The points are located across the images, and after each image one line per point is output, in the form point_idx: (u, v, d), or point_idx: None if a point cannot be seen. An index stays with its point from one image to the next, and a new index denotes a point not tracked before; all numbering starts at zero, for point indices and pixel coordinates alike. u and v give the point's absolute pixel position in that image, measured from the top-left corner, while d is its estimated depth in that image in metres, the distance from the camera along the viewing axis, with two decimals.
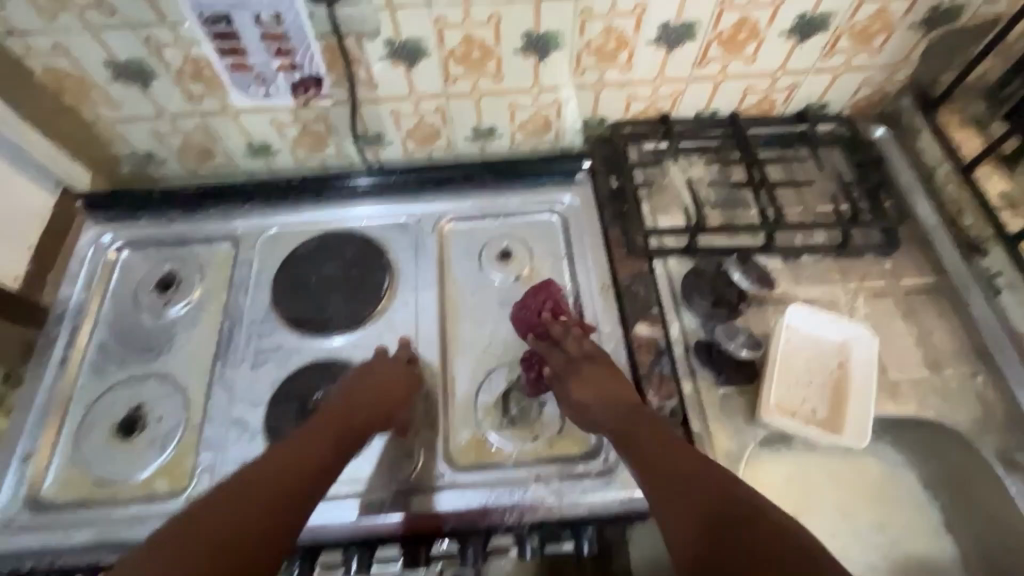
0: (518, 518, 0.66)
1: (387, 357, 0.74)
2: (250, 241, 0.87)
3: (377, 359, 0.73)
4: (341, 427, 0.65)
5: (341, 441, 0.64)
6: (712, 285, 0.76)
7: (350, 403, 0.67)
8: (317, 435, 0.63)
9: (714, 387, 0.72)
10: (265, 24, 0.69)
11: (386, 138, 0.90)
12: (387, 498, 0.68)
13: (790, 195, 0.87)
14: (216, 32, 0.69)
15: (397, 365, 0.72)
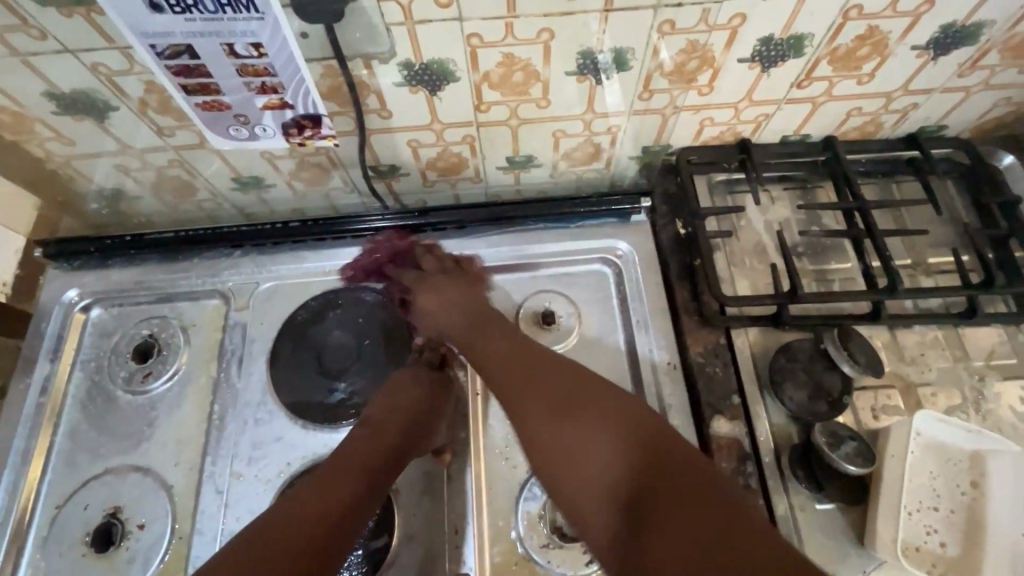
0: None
1: (414, 368, 0.66)
2: (241, 297, 0.73)
3: (408, 372, 0.66)
4: (377, 443, 0.60)
5: (375, 468, 0.58)
6: (807, 368, 0.62)
7: (387, 413, 0.62)
8: (348, 460, 0.58)
9: (812, 504, 0.58)
10: (241, 57, 0.53)
11: (402, 170, 0.74)
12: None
13: (896, 244, 0.71)
14: (180, 68, 0.54)
15: (423, 376, 0.66)
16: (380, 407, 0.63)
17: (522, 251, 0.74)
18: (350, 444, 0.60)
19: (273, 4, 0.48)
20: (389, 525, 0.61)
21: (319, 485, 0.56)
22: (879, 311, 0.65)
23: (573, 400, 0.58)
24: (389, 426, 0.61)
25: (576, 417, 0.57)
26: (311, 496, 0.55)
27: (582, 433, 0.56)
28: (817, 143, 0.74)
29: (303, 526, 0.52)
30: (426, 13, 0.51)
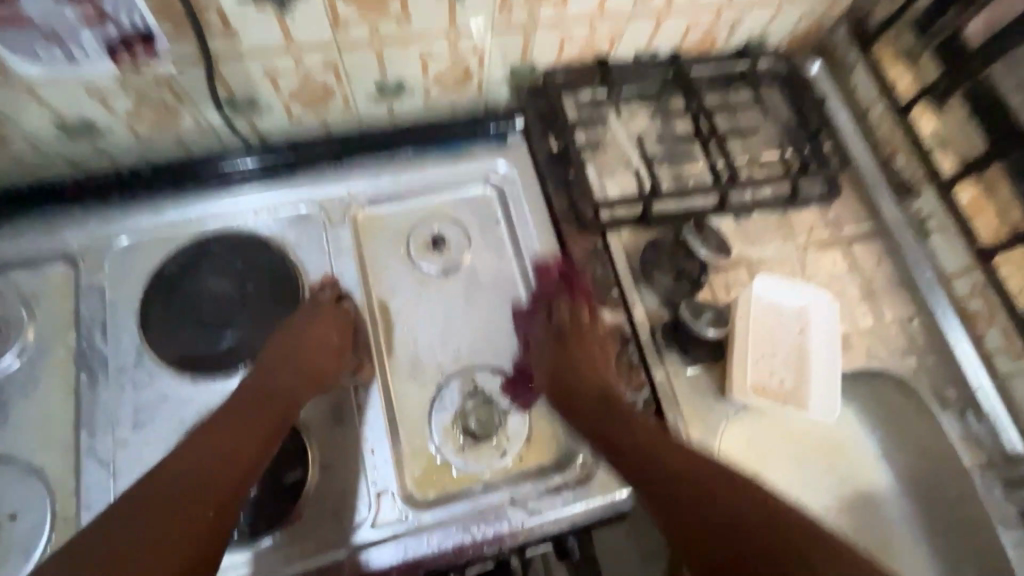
0: (489, 546, 0.60)
1: (309, 303, 0.65)
2: (92, 258, 0.65)
3: (302, 312, 0.64)
4: (263, 391, 0.59)
5: (274, 412, 0.58)
6: (671, 256, 0.70)
7: (282, 356, 0.61)
8: (244, 408, 0.57)
9: (682, 370, 0.67)
10: None
11: (262, 104, 0.69)
12: (322, 562, 0.58)
13: (736, 145, 0.81)
14: None
15: (320, 312, 0.64)
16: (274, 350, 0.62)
17: (405, 180, 0.74)
18: (238, 396, 0.58)
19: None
20: (302, 459, 0.61)
21: (202, 444, 0.53)
22: (725, 201, 0.74)
23: (636, 433, 0.59)
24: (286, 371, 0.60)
25: (638, 434, 0.59)
26: (194, 456, 0.52)
27: (647, 458, 0.56)
28: (665, 59, 0.81)
29: (189, 488, 0.50)
30: None
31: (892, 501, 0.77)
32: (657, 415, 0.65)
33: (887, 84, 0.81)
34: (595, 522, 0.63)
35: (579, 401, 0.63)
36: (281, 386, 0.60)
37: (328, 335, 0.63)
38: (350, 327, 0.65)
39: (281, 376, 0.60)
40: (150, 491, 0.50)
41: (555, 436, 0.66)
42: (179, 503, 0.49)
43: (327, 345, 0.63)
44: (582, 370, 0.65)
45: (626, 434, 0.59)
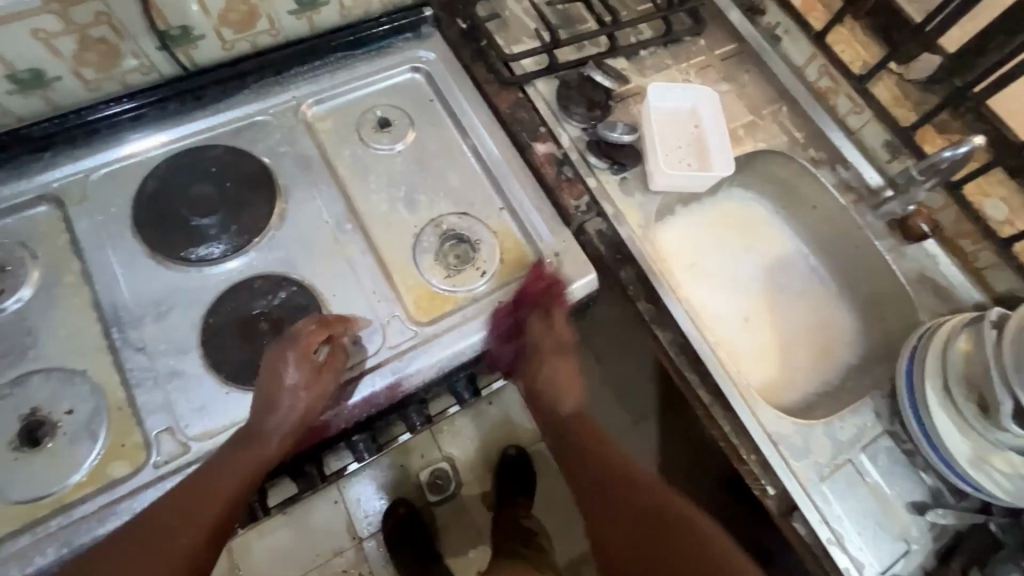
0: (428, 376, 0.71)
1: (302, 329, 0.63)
2: (74, 194, 0.71)
3: (297, 339, 0.62)
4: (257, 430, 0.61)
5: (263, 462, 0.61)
6: (581, 92, 0.84)
7: (276, 390, 0.61)
8: (235, 456, 0.60)
9: (612, 177, 0.81)
10: None
11: (195, 31, 0.76)
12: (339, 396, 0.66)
13: (614, 2, 0.95)
14: None
15: (314, 349, 0.63)
16: (274, 383, 0.61)
17: (339, 79, 0.83)
18: (239, 445, 0.60)
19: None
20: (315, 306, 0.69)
21: (213, 493, 0.59)
22: (614, 42, 0.88)
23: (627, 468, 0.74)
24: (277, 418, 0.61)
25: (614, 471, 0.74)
26: (183, 504, 0.58)
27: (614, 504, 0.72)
28: None
29: (176, 527, 0.58)
30: None
31: (800, 258, 0.96)
32: (599, 214, 0.79)
33: None
34: (569, 304, 0.76)
35: (565, 424, 0.79)
36: (273, 425, 0.61)
37: (304, 365, 0.62)
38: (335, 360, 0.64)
39: (275, 416, 0.61)
40: (163, 512, 0.58)
41: (524, 250, 0.78)
42: (173, 545, 0.57)
43: (314, 382, 0.62)
44: (552, 369, 0.78)
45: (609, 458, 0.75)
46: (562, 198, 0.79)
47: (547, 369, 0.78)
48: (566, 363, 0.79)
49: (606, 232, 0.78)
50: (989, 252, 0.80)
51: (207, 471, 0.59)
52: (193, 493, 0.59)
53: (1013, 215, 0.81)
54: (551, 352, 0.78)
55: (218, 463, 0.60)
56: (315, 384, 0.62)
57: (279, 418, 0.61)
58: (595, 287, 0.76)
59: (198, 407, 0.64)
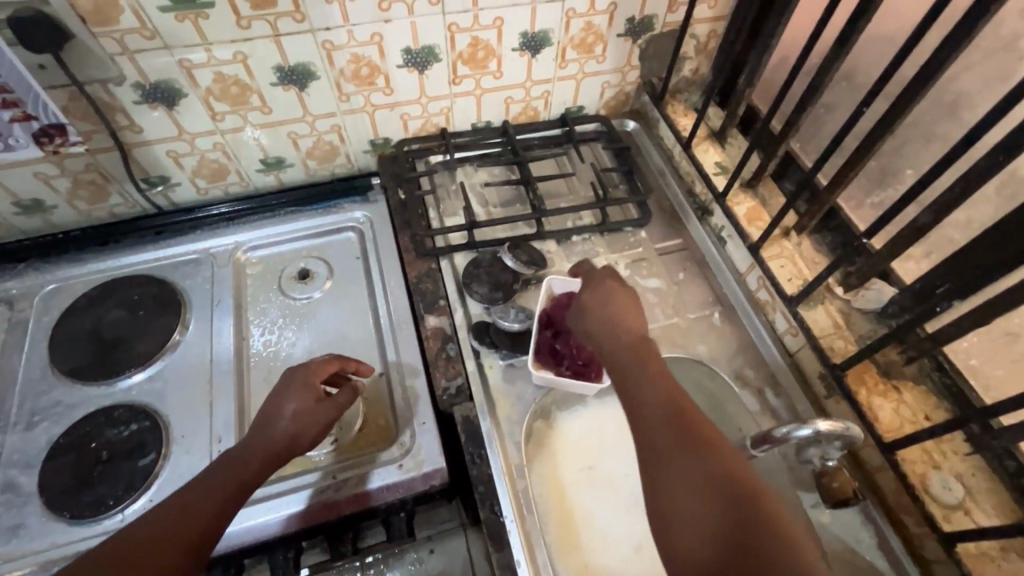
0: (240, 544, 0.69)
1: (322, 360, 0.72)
2: (26, 299, 0.84)
3: (314, 363, 0.71)
4: (247, 448, 0.64)
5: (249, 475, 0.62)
6: (489, 271, 0.85)
7: (271, 412, 0.66)
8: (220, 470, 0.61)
9: (495, 360, 0.79)
10: None
11: (172, 180, 0.91)
12: (350, 478, 0.71)
13: (560, 187, 0.99)
14: None
15: (314, 375, 0.69)
16: (288, 392, 0.67)
17: (282, 229, 0.93)
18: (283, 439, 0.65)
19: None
20: (156, 446, 0.71)
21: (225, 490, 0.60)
22: (541, 227, 0.91)
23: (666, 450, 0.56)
24: (276, 428, 0.65)
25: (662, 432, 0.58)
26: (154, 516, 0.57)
27: (668, 475, 0.55)
28: (498, 128, 1.02)
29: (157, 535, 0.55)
30: (138, 45, 0.71)
31: None
32: (470, 399, 0.76)
33: (680, 131, 1.01)
34: (405, 492, 0.72)
35: (621, 355, 0.65)
36: (268, 443, 0.64)
37: (306, 392, 0.67)
38: (324, 372, 0.70)
39: (274, 427, 0.65)
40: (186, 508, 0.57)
41: (383, 419, 0.77)
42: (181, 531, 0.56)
43: (315, 394, 0.68)
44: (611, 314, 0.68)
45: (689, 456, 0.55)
46: (435, 374, 0.77)
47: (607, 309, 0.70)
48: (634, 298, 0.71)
49: (471, 419, 0.74)
50: (935, 544, 0.63)
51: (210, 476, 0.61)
52: (181, 506, 0.58)
53: (970, 501, 0.64)
54: (618, 306, 0.69)
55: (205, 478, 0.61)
56: (321, 407, 0.67)
57: (276, 428, 0.65)
58: (439, 480, 0.72)
59: (13, 526, 0.66)
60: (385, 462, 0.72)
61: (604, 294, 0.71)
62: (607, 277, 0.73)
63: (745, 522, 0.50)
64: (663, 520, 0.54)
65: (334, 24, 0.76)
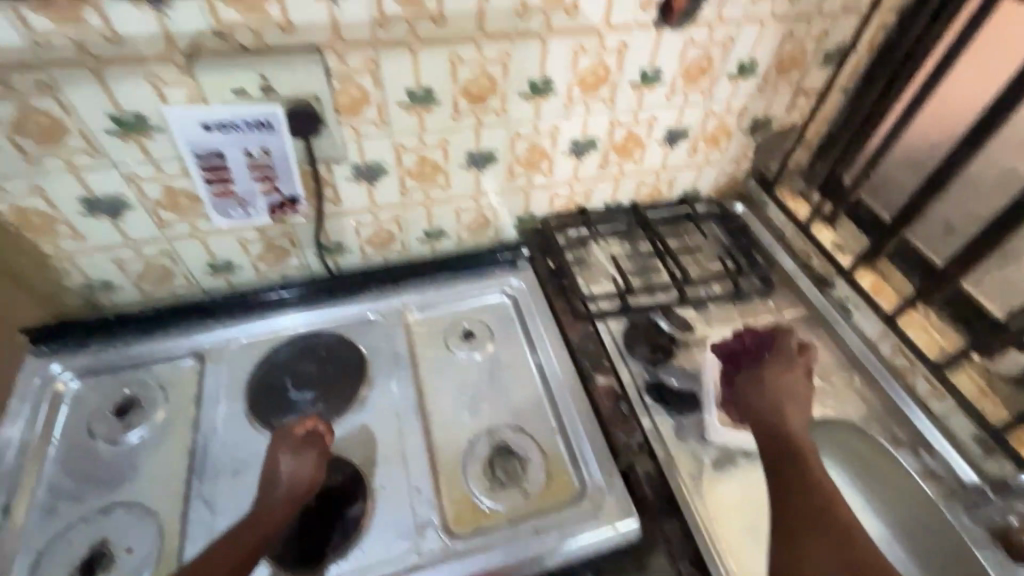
0: None
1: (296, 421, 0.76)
2: (215, 354, 0.89)
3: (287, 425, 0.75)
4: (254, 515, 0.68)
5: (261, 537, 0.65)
6: (647, 335, 0.92)
7: (269, 476, 0.70)
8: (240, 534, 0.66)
9: (666, 419, 0.84)
10: (254, 157, 0.77)
11: (345, 247, 0.99)
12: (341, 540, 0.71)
13: (688, 261, 1.09)
14: (210, 166, 0.77)
15: (293, 437, 0.73)
16: (273, 457, 0.72)
17: (441, 294, 1.00)
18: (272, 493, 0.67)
19: (281, 123, 0.74)
20: (364, 497, 0.74)
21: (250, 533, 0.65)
22: (683, 295, 0.98)
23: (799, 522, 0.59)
24: (272, 490, 0.69)
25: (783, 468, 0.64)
26: None
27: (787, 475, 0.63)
28: (627, 207, 1.14)
29: None
30: (369, 132, 0.82)
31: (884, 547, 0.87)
32: (651, 454, 0.80)
33: (793, 213, 1.12)
34: (600, 548, 0.74)
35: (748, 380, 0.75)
36: (275, 499, 0.69)
37: (292, 444, 0.73)
38: (303, 428, 0.74)
39: (273, 491, 0.69)
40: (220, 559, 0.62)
41: (566, 473, 0.80)
42: None
43: (299, 448, 0.72)
44: (773, 396, 0.71)
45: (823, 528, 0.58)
46: (613, 429, 0.82)
47: (774, 387, 0.72)
48: (799, 386, 0.73)
49: (655, 475, 0.77)
50: None
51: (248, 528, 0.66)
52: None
53: None
54: (780, 388, 0.72)
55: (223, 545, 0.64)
56: (308, 455, 0.72)
57: (274, 490, 0.69)
58: (634, 537, 0.74)
59: None
60: (579, 518, 0.74)
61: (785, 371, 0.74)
62: (800, 366, 0.75)
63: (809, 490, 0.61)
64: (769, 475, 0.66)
65: (524, 118, 0.89)
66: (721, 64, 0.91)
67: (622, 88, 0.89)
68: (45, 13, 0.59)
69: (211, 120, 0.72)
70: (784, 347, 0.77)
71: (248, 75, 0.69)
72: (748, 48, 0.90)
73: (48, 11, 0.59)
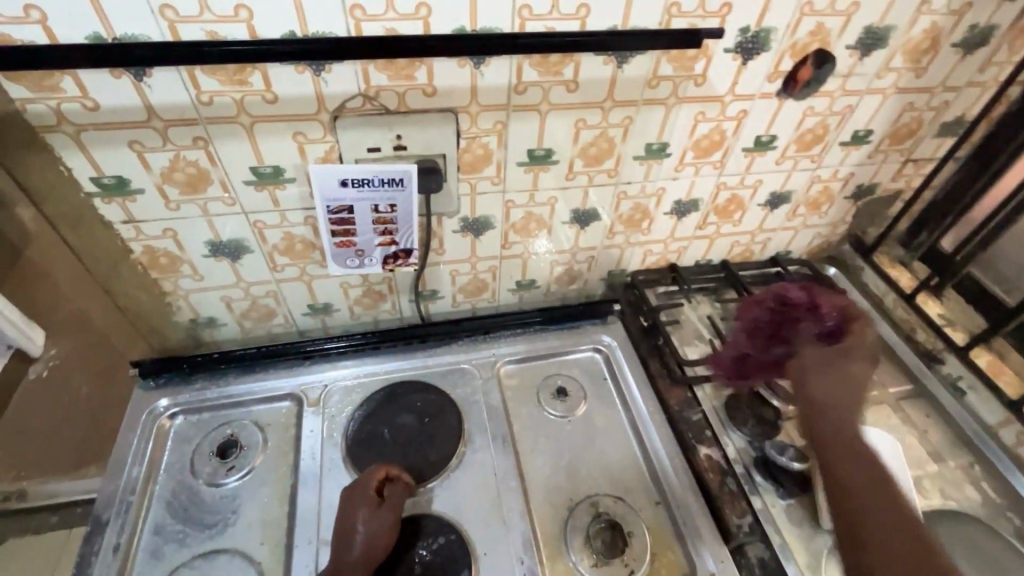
0: None
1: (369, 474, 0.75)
2: (311, 397, 0.89)
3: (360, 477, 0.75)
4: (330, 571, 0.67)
5: None
6: (751, 407, 0.89)
7: (345, 531, 0.70)
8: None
9: (777, 500, 0.80)
10: (380, 212, 0.79)
11: (439, 294, 0.99)
12: None
13: None
14: (338, 218, 0.78)
15: (369, 488, 0.73)
16: (348, 510, 0.71)
17: (532, 346, 0.99)
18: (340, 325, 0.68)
19: (414, 182, 0.75)
20: (467, 564, 0.73)
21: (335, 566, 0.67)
22: None
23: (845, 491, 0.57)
24: (348, 546, 0.69)
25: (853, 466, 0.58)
26: None
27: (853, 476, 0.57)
28: (717, 265, 1.12)
29: None
30: (484, 189, 0.83)
31: None
32: (764, 540, 0.75)
33: (893, 282, 1.09)
34: None
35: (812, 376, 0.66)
36: (351, 561, 0.67)
37: (369, 503, 0.72)
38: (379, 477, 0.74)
39: (349, 548, 0.69)
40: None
41: (671, 551, 0.77)
42: None
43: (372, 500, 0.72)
44: (829, 379, 0.64)
45: (863, 528, 0.54)
46: (723, 508, 0.78)
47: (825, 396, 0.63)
48: (867, 382, 0.64)
49: (771, 564, 0.73)
50: None
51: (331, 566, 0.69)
52: None
53: None
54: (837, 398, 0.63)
55: None
56: (386, 511, 0.72)
57: (349, 546, 0.69)
58: None
59: None
60: None
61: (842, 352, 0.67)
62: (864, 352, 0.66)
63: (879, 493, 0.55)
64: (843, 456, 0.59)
65: (635, 179, 0.88)
66: (835, 133, 0.90)
67: (734, 153, 0.89)
68: (216, 76, 0.61)
69: (351, 175, 0.73)
70: (853, 325, 0.70)
71: (386, 135, 0.71)
72: (865, 119, 0.89)
73: (217, 73, 0.61)
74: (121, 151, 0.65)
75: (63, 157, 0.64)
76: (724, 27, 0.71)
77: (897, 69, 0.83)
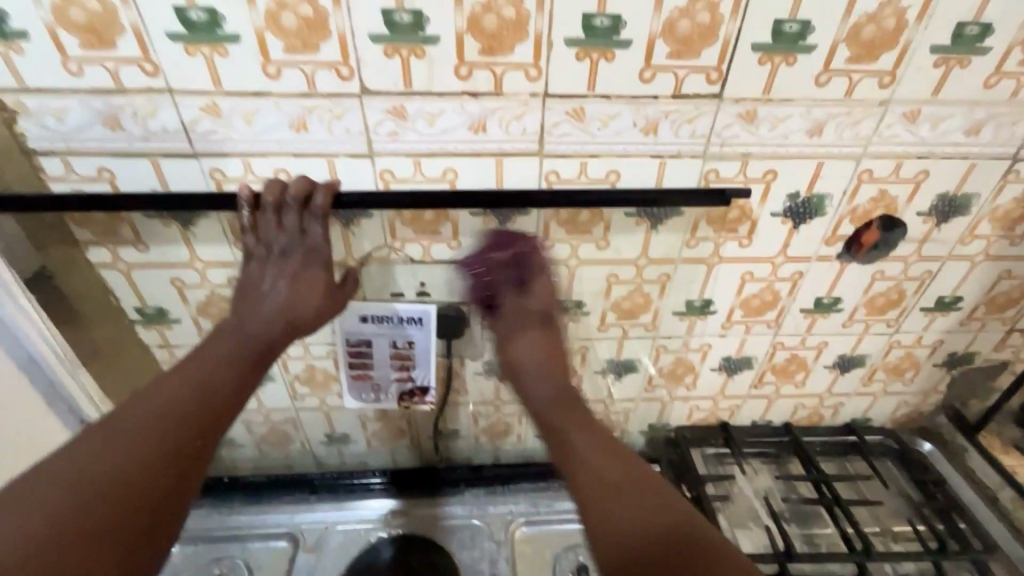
0: None
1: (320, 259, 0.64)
2: (309, 540, 0.83)
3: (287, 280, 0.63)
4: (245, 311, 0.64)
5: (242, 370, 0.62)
6: None
7: (263, 294, 0.64)
8: (238, 332, 0.64)
9: None
10: (398, 348, 0.77)
11: (460, 433, 0.93)
12: None
13: (863, 515, 0.88)
14: (355, 352, 0.77)
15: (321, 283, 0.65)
16: (252, 278, 0.64)
17: (554, 505, 0.88)
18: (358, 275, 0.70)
19: (432, 321, 0.74)
20: None
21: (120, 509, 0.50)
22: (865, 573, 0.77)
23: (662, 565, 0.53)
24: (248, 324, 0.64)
25: (644, 517, 0.57)
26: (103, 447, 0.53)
27: (629, 519, 0.57)
28: (779, 426, 0.97)
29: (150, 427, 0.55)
30: None
31: None
32: None
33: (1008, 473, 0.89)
34: None
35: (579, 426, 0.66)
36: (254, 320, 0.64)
37: (315, 279, 0.64)
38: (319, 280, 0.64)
39: (251, 314, 0.64)
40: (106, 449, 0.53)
41: None
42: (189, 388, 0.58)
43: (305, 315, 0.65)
44: (545, 359, 0.72)
45: (678, 549, 0.54)
46: None
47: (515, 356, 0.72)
48: (559, 346, 0.74)
49: None
50: None
51: (218, 334, 0.64)
52: (168, 411, 0.56)
53: None
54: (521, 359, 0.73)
55: (205, 352, 0.62)
56: (329, 298, 0.66)
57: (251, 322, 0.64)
58: None
59: None
60: None
61: (519, 321, 0.72)
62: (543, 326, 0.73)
63: (674, 538, 0.55)
64: (605, 506, 0.58)
65: (676, 333, 0.81)
66: (915, 298, 0.79)
67: (791, 313, 0.80)
68: None
69: (369, 311, 0.73)
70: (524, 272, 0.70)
71: (409, 281, 0.71)
72: (951, 284, 0.78)
73: None
74: (162, 286, 0.69)
75: (114, 289, 0.70)
76: (769, 192, 0.66)
77: (985, 236, 0.73)
